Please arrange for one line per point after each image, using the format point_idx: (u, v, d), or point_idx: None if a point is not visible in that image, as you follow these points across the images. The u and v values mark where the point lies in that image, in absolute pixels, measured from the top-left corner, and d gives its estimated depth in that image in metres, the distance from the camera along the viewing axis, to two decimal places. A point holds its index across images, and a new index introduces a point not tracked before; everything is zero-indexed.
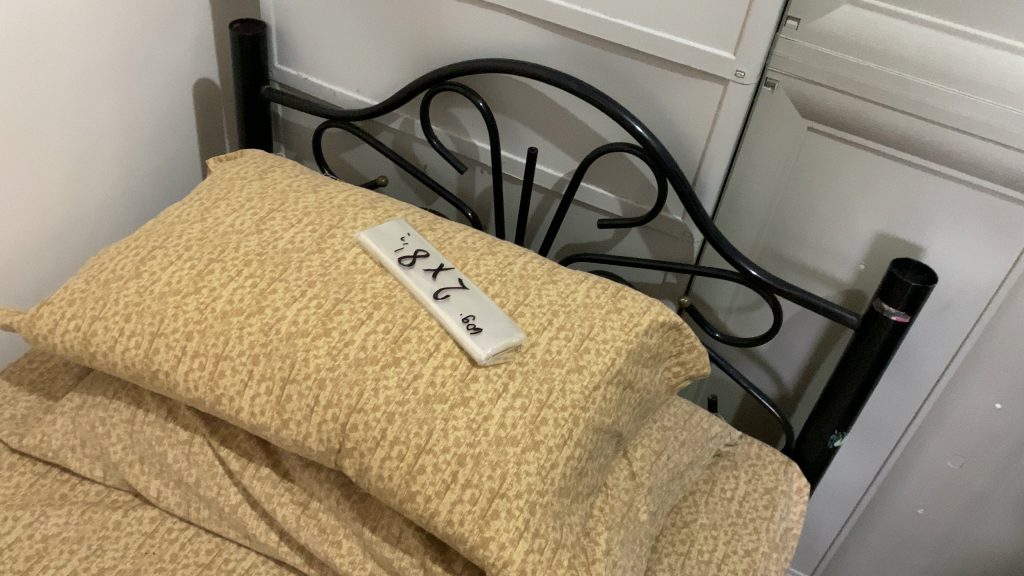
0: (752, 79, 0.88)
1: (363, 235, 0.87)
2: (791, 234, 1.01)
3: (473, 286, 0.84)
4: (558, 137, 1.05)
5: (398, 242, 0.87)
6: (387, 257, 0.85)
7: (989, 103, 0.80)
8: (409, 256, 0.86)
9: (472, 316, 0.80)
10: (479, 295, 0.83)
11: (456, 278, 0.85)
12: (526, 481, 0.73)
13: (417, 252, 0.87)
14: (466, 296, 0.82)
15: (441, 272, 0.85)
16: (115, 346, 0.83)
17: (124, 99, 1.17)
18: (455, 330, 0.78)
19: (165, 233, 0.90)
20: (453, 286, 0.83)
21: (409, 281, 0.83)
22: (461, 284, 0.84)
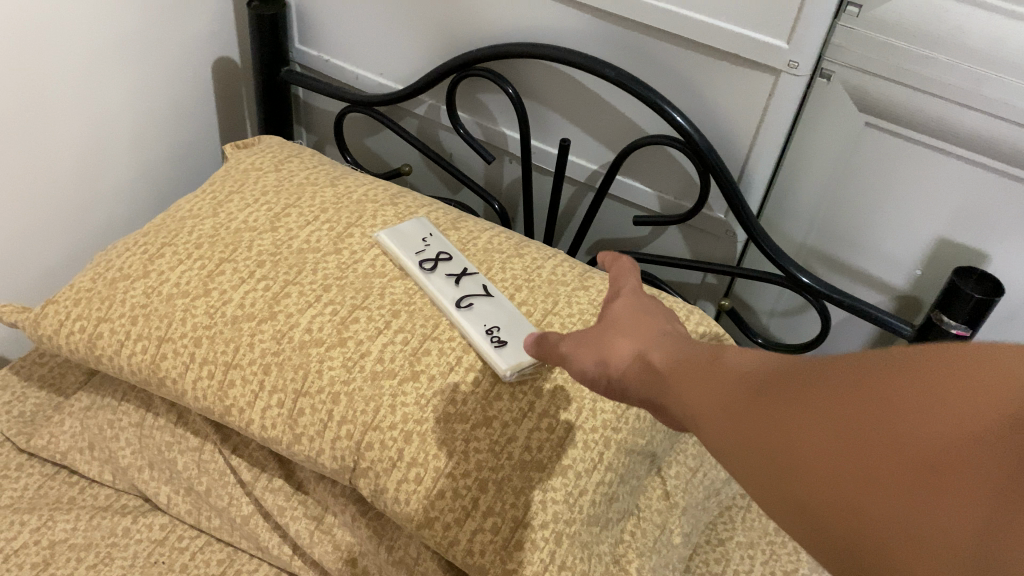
0: (806, 70, 0.81)
1: (382, 234, 0.82)
2: (843, 235, 0.94)
3: (498, 293, 0.79)
4: (592, 127, 0.98)
5: (419, 243, 0.82)
6: (408, 261, 0.80)
7: None
8: (430, 259, 0.81)
9: (497, 327, 0.74)
10: (505, 303, 0.77)
11: (480, 284, 0.79)
12: (553, 509, 0.68)
13: (440, 255, 0.81)
14: (491, 305, 0.77)
15: (464, 276, 0.80)
16: (122, 350, 0.79)
17: (143, 78, 1.13)
18: (478, 344, 0.73)
19: (176, 228, 0.85)
20: (477, 293, 0.78)
21: (430, 288, 0.78)
22: (486, 290, 0.79)
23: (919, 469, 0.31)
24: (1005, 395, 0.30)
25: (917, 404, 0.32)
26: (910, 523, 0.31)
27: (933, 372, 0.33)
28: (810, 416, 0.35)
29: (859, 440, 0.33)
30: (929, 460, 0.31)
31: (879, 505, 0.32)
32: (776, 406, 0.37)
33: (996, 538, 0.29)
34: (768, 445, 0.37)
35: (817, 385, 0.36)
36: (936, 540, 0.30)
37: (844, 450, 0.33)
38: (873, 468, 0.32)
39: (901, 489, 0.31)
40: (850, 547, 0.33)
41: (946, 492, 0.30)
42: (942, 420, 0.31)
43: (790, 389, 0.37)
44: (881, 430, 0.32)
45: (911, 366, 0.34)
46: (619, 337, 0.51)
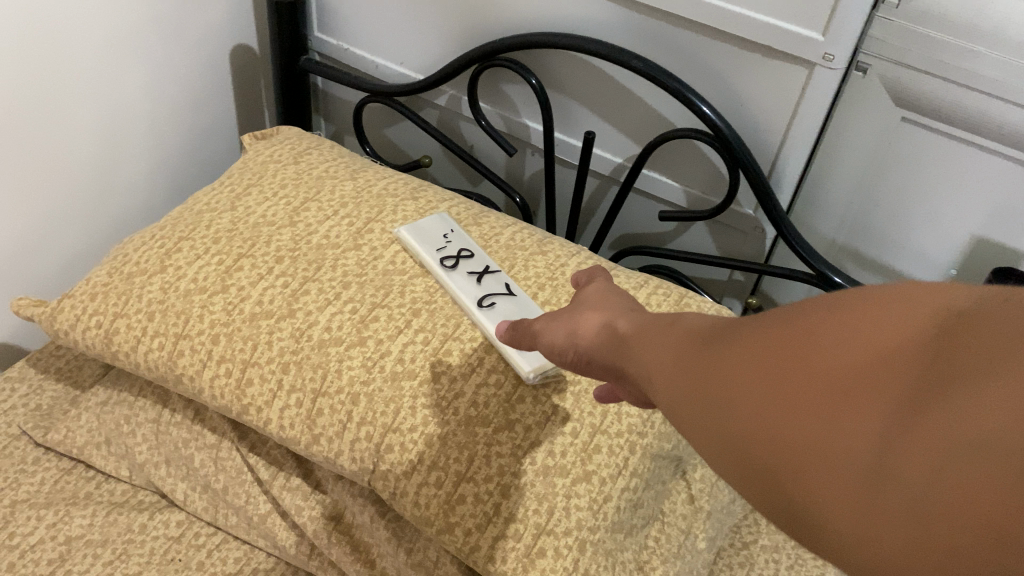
0: (841, 64, 0.78)
1: (402, 230, 0.80)
2: (875, 232, 0.92)
3: (521, 292, 0.77)
4: (618, 119, 0.96)
5: (440, 240, 0.80)
6: (430, 258, 0.78)
7: None
8: (452, 256, 0.79)
9: None
10: (528, 303, 0.76)
11: (503, 282, 0.77)
12: (576, 516, 0.66)
13: (461, 252, 0.79)
14: (513, 305, 0.75)
15: (485, 275, 0.78)
16: (138, 346, 0.78)
17: (160, 65, 1.11)
18: (501, 345, 0.71)
19: (193, 222, 0.84)
20: (499, 291, 0.76)
21: (452, 286, 0.76)
22: (508, 289, 0.77)
23: (830, 381, 0.29)
24: (926, 313, 0.29)
25: (838, 327, 0.30)
26: (816, 436, 0.28)
27: (854, 305, 0.31)
28: (734, 348, 0.33)
29: (775, 361, 0.31)
30: (839, 377, 0.29)
31: (787, 420, 0.30)
32: (706, 346, 0.36)
33: (900, 443, 0.26)
34: (693, 380, 0.35)
35: (747, 323, 0.34)
36: (842, 450, 0.28)
37: (756, 377, 0.31)
38: (784, 385, 0.30)
39: (810, 401, 0.29)
40: (760, 475, 0.30)
41: (854, 402, 0.28)
42: (858, 337, 0.29)
43: (723, 331, 0.36)
44: (798, 350, 0.31)
45: (835, 301, 0.32)
46: (579, 311, 0.52)
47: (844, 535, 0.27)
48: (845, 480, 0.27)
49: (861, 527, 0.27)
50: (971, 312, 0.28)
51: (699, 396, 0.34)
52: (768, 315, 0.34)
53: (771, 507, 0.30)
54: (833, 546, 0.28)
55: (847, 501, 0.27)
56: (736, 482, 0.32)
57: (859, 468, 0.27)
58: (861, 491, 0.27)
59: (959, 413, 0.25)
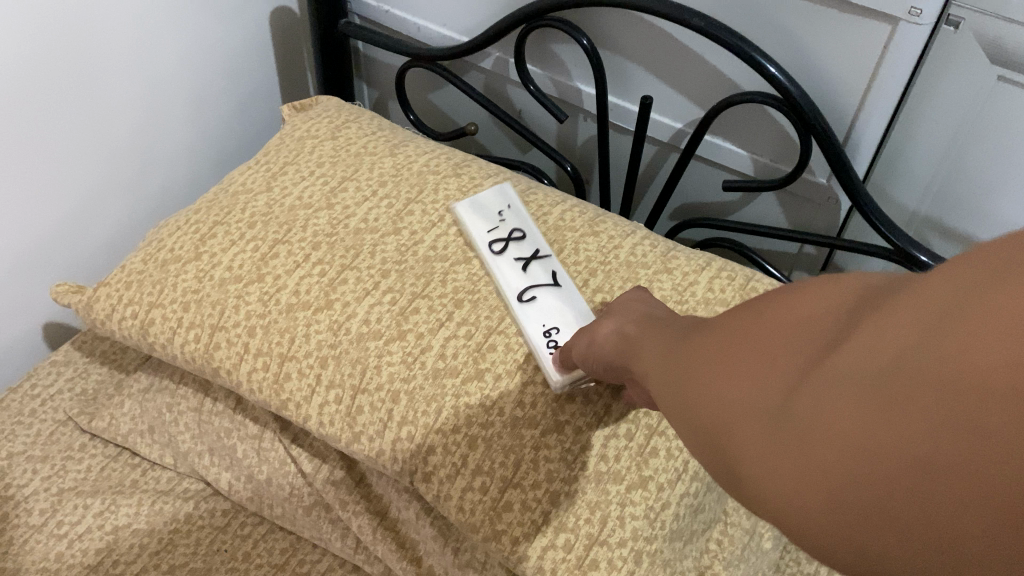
0: (929, 19, 0.69)
1: (458, 205, 0.76)
2: (960, 204, 0.83)
3: (568, 283, 0.71)
4: (676, 81, 0.88)
5: (495, 219, 0.75)
6: (478, 240, 0.73)
7: None
8: (501, 238, 0.74)
9: (556, 328, 0.67)
10: (573, 297, 0.70)
11: (551, 270, 0.72)
12: (632, 526, 0.62)
13: (513, 233, 0.74)
14: (556, 299, 0.69)
15: (534, 262, 0.72)
16: (174, 338, 0.74)
17: (195, 31, 1.06)
18: (538, 349, 0.66)
19: (228, 204, 0.80)
20: (543, 283, 0.71)
21: (494, 274, 0.71)
22: (556, 279, 0.71)
23: (764, 355, 0.33)
24: (847, 291, 0.33)
25: (782, 308, 0.35)
26: (745, 400, 0.33)
27: (798, 291, 0.35)
28: (710, 337, 0.38)
29: (731, 346, 0.36)
30: (773, 348, 0.33)
31: (726, 390, 0.34)
32: (691, 342, 0.40)
33: (799, 394, 0.30)
34: (672, 372, 0.39)
35: (722, 318, 0.39)
36: (761, 406, 0.32)
37: (716, 357, 0.36)
38: (733, 362, 0.35)
39: (746, 371, 0.34)
40: (709, 443, 0.35)
41: (775, 368, 0.32)
42: (793, 317, 0.34)
43: (701, 329, 0.40)
44: (748, 334, 0.35)
45: (787, 291, 0.36)
46: (604, 325, 0.53)
47: (761, 482, 0.31)
48: (762, 432, 0.31)
49: (769, 472, 0.31)
50: (878, 286, 0.32)
51: (676, 378, 0.39)
52: (729, 313, 0.38)
53: (717, 470, 0.35)
54: (755, 492, 0.32)
55: (762, 449, 0.31)
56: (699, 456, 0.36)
57: (772, 422, 0.31)
58: (771, 441, 0.31)
59: (846, 360, 0.29)
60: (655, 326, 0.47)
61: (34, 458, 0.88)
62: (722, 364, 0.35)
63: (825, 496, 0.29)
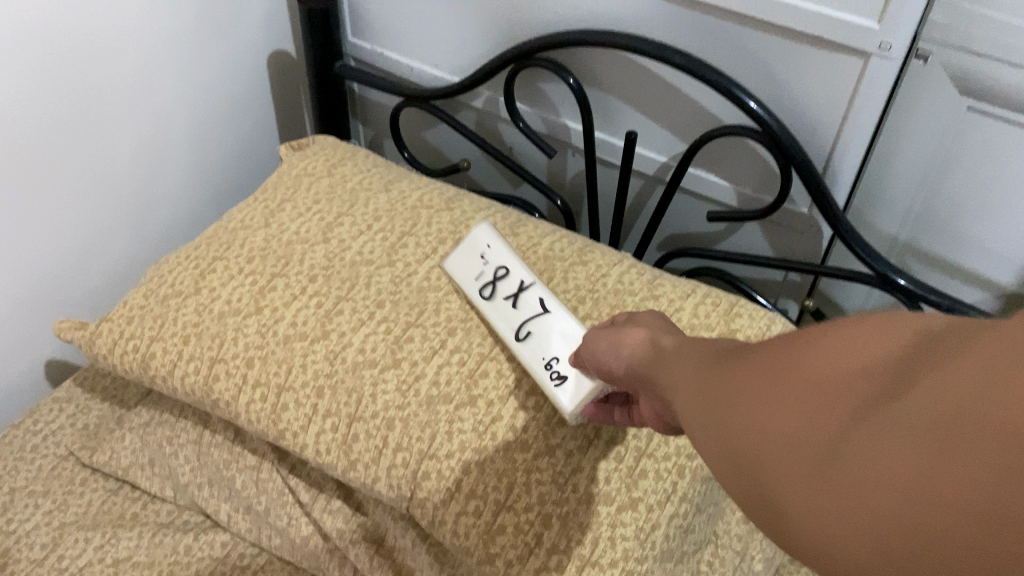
0: (898, 53, 0.72)
1: (444, 262, 0.77)
2: (939, 229, 0.86)
3: (558, 307, 0.69)
4: (660, 117, 0.91)
5: (478, 264, 0.75)
6: (468, 293, 0.74)
7: None
8: (488, 282, 0.74)
9: (556, 358, 0.67)
10: (565, 320, 0.68)
11: (540, 298, 0.71)
12: (623, 546, 0.63)
13: (497, 272, 0.73)
14: (550, 327, 0.68)
15: (522, 295, 0.71)
16: (174, 371, 0.76)
17: (195, 73, 1.09)
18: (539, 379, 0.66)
19: (227, 240, 0.82)
20: (535, 314, 0.70)
21: (493, 322, 0.72)
22: (544, 305, 0.70)
23: (808, 386, 0.32)
24: (901, 324, 0.32)
25: (828, 335, 0.34)
26: (791, 435, 0.32)
27: (847, 318, 0.34)
28: (746, 356, 0.37)
29: (770, 371, 0.35)
30: (818, 378, 0.32)
31: (767, 421, 0.33)
32: (722, 359, 0.39)
33: (853, 438, 0.30)
34: (700, 393, 0.38)
35: (760, 338, 0.38)
36: (811, 443, 0.31)
37: (753, 379, 0.35)
38: (771, 392, 0.34)
39: (788, 404, 0.33)
40: (742, 475, 0.34)
41: (820, 404, 0.31)
42: (842, 347, 0.33)
43: (734, 350, 0.40)
44: (787, 362, 0.34)
45: (835, 316, 0.35)
46: (632, 332, 0.53)
47: (801, 524, 0.31)
48: (808, 472, 0.31)
49: (816, 513, 0.30)
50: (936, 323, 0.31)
51: (705, 397, 0.38)
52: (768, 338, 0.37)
53: (747, 503, 0.34)
54: (797, 531, 0.31)
55: (808, 489, 0.30)
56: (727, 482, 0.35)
57: (819, 464, 0.30)
58: (818, 482, 0.30)
59: (905, 409, 0.28)
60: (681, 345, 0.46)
61: (36, 493, 0.89)
62: (761, 390, 0.34)
63: (873, 543, 0.28)
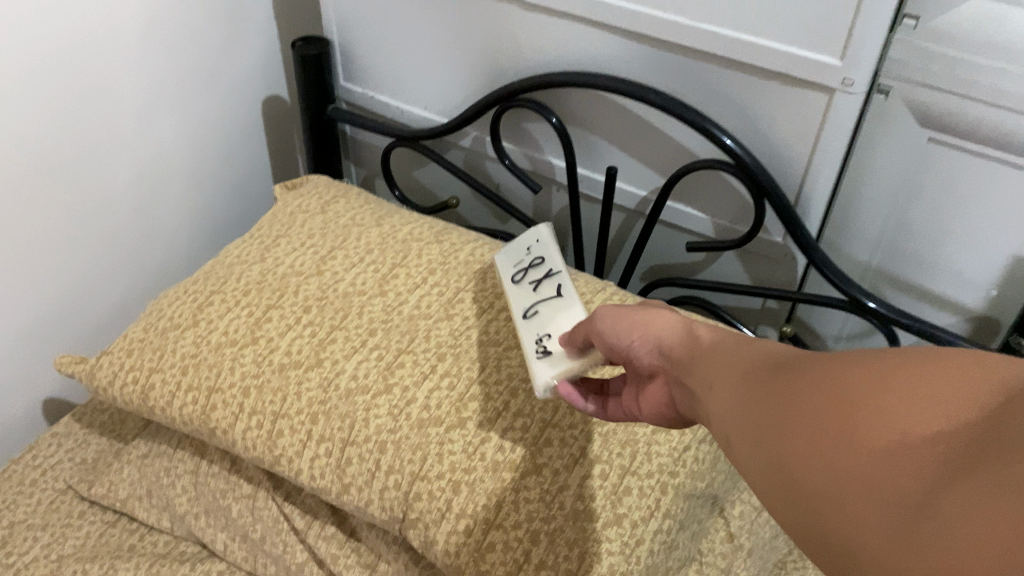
0: (861, 87, 0.76)
1: (497, 254, 0.79)
2: (908, 256, 0.90)
3: (571, 293, 0.69)
4: (639, 153, 0.95)
5: (522, 253, 0.76)
6: (505, 278, 0.76)
7: None
8: (523, 270, 0.75)
9: (548, 335, 0.66)
10: (573, 305, 0.68)
11: (558, 285, 0.71)
12: (608, 561, 0.66)
13: (534, 261, 0.75)
14: (555, 310, 0.68)
15: (546, 280, 0.72)
16: (173, 401, 0.79)
17: (191, 117, 1.13)
18: (526, 352, 0.66)
19: (224, 275, 0.85)
20: (548, 298, 0.70)
21: (512, 304, 0.73)
22: (559, 290, 0.70)
23: (890, 434, 0.33)
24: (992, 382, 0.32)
25: (913, 384, 0.34)
26: (872, 482, 0.32)
27: (932, 366, 0.34)
28: (814, 389, 0.38)
29: (846, 411, 0.35)
30: (902, 427, 0.33)
31: (846, 466, 0.33)
32: (785, 389, 0.39)
33: (936, 487, 0.30)
34: (766, 425, 0.39)
35: (828, 371, 0.38)
36: (892, 494, 0.31)
37: (828, 418, 0.36)
38: (849, 431, 0.34)
39: (868, 449, 0.33)
40: (812, 514, 0.34)
41: (901, 448, 0.32)
42: (928, 397, 0.33)
43: (794, 377, 0.40)
44: (864, 404, 0.35)
45: (920, 361, 0.35)
46: (664, 319, 0.55)
47: (874, 566, 0.31)
48: (886, 517, 0.31)
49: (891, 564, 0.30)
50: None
51: (772, 432, 0.38)
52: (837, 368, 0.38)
53: (817, 545, 0.34)
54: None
55: (885, 534, 0.31)
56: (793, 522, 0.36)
57: (901, 518, 0.31)
58: (895, 529, 0.31)
59: (993, 461, 0.29)
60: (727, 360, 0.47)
61: (35, 526, 0.91)
62: (838, 431, 0.35)
63: None
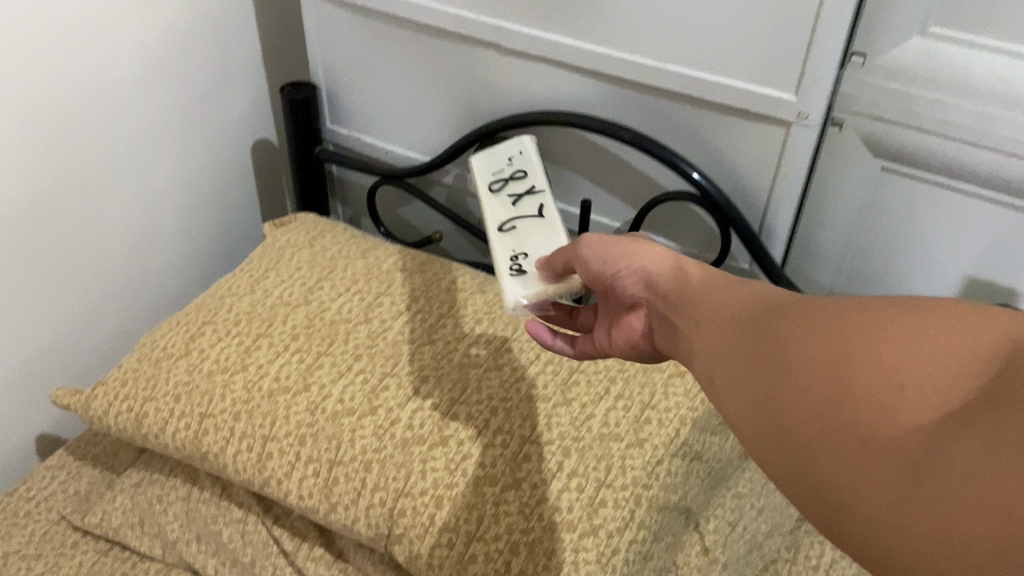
0: (816, 120, 0.81)
1: (475, 157, 0.80)
2: (869, 280, 0.94)
3: (553, 215, 0.73)
4: (612, 187, 1.00)
5: (503, 165, 0.79)
6: (482, 186, 0.78)
7: None
8: (502, 180, 0.77)
9: (524, 253, 0.70)
10: (553, 227, 0.72)
11: (540, 203, 0.74)
12: (585, 569, 0.68)
13: (515, 174, 0.77)
14: (533, 229, 0.72)
15: (526, 197, 0.75)
16: (166, 427, 0.81)
17: (183, 160, 1.18)
18: (498, 271, 0.69)
19: (216, 307, 0.89)
20: (528, 215, 0.73)
21: (486, 209, 0.75)
22: (541, 211, 0.73)
23: (889, 388, 0.34)
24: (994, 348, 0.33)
25: (911, 339, 0.35)
26: (874, 436, 0.33)
27: (929, 322, 0.36)
28: (806, 340, 0.39)
29: (841, 362, 0.36)
30: (901, 381, 0.34)
31: (845, 417, 0.34)
32: (777, 341, 0.40)
33: (939, 441, 0.31)
34: (760, 377, 0.40)
35: (819, 321, 0.39)
36: (893, 450, 0.32)
37: (822, 369, 0.36)
38: (844, 381, 0.35)
39: (864, 400, 0.34)
40: (808, 463, 0.35)
41: (900, 397, 0.33)
42: (928, 356, 0.34)
43: (783, 327, 0.41)
44: (860, 355, 0.35)
45: (916, 316, 0.36)
46: (653, 251, 0.58)
47: (875, 519, 0.32)
48: (887, 469, 0.32)
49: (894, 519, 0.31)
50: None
51: (766, 385, 0.39)
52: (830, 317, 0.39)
53: (812, 493, 0.35)
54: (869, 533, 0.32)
55: (886, 483, 0.32)
56: (787, 471, 0.37)
57: (901, 474, 0.32)
58: (895, 483, 0.32)
59: (999, 426, 0.30)
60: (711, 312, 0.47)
61: (28, 556, 0.92)
62: (834, 382, 0.36)
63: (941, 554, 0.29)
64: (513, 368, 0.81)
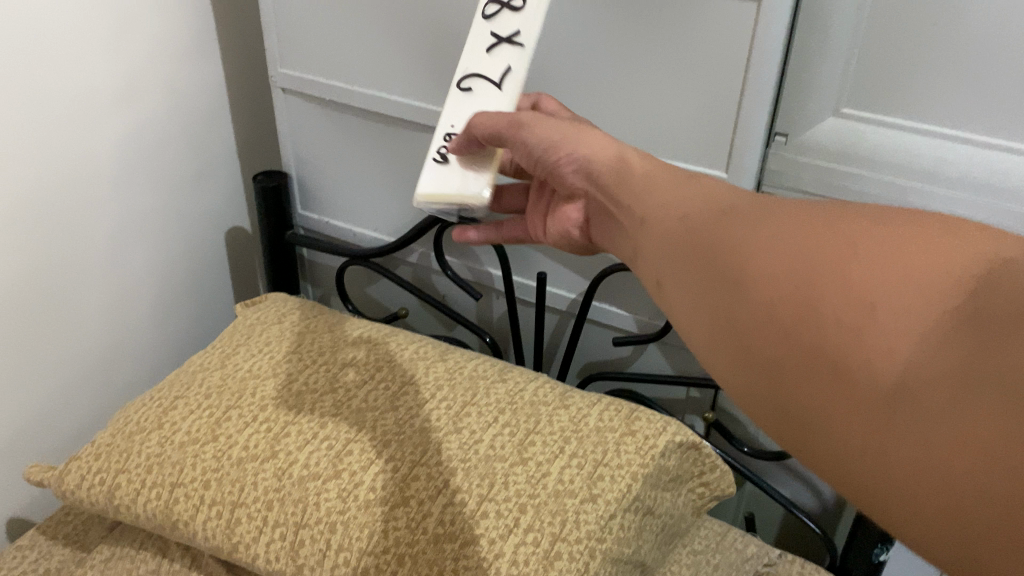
0: None
1: None
2: None
3: (511, 89, 0.72)
4: (566, 260, 1.06)
5: None
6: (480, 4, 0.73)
7: (969, 198, 0.80)
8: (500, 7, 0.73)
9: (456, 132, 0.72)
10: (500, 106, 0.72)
11: (509, 63, 0.72)
12: None
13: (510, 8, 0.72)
14: (482, 98, 0.73)
15: (503, 43, 0.72)
16: (138, 497, 0.84)
17: (160, 247, 1.23)
18: (429, 147, 0.73)
19: (188, 381, 0.93)
20: (491, 74, 0.73)
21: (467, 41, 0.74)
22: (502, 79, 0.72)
23: (866, 317, 0.39)
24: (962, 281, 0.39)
25: (887, 271, 0.40)
26: (851, 361, 0.39)
27: (901, 255, 0.41)
28: (785, 271, 0.44)
29: (821, 292, 0.42)
30: (878, 310, 0.39)
31: (825, 340, 0.40)
32: (753, 273, 0.46)
33: (913, 374, 0.37)
34: (737, 304, 0.46)
35: (795, 253, 0.45)
36: (870, 377, 0.38)
37: (801, 298, 0.42)
38: (824, 309, 0.41)
39: (846, 328, 0.40)
40: (785, 378, 0.42)
41: (877, 331, 0.39)
42: (904, 290, 0.39)
43: (759, 260, 0.46)
44: (840, 287, 0.41)
45: (889, 248, 0.42)
46: (591, 136, 0.66)
47: (846, 432, 0.39)
48: (862, 393, 0.38)
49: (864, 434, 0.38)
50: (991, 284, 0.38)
51: (745, 311, 0.45)
52: (806, 254, 0.44)
53: (786, 401, 0.42)
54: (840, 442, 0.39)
55: (861, 406, 0.38)
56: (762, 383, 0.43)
57: (874, 399, 0.38)
58: (870, 407, 0.38)
59: (969, 370, 0.36)
60: (678, 238, 0.53)
61: None
62: (813, 310, 0.41)
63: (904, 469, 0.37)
64: (471, 431, 0.84)
